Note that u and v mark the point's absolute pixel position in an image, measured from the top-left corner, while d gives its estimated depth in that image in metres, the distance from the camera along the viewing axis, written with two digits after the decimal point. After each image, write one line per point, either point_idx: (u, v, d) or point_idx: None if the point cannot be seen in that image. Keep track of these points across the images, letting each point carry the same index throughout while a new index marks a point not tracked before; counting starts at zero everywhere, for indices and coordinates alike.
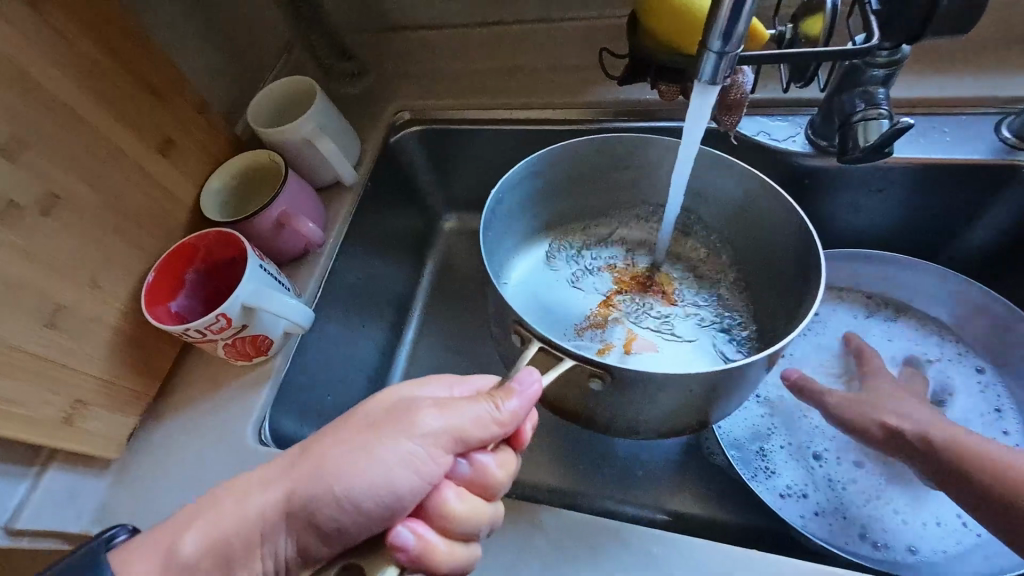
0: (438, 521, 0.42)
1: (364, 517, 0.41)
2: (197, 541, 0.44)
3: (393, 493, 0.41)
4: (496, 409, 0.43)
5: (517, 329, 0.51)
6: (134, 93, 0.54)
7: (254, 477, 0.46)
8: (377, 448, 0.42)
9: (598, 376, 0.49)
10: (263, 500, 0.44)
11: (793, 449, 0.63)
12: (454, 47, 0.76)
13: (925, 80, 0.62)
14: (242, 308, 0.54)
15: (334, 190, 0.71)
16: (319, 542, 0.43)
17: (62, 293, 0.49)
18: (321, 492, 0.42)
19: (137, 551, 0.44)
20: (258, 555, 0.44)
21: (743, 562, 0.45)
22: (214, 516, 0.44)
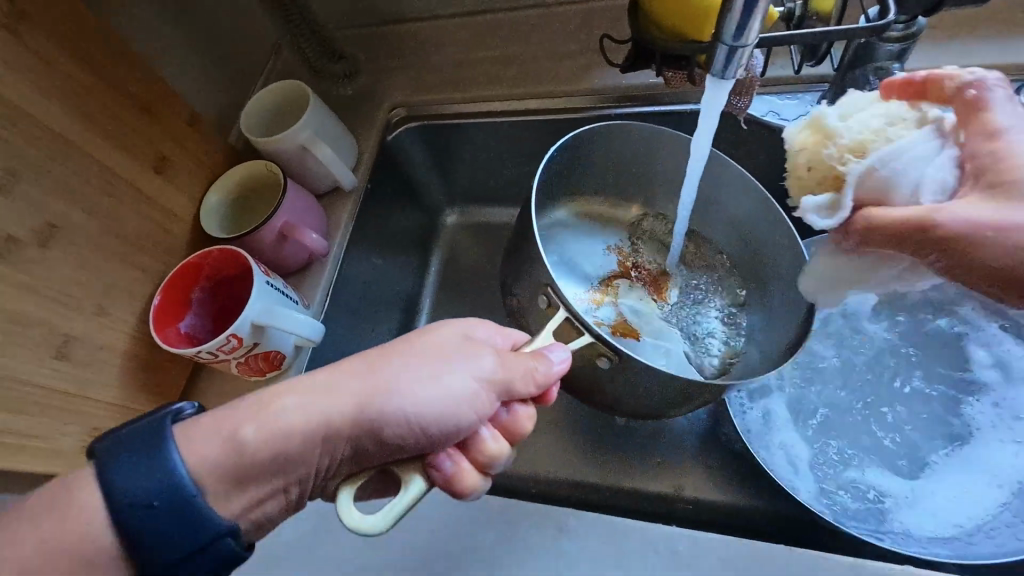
0: (476, 457, 0.40)
1: (429, 440, 0.38)
2: (260, 436, 0.35)
3: (457, 424, 0.38)
4: (549, 366, 0.42)
5: (547, 292, 0.50)
6: (120, 111, 0.53)
7: (311, 379, 0.38)
8: (446, 374, 0.38)
9: (606, 355, 0.48)
10: (328, 402, 0.36)
11: (817, 438, 0.62)
12: (447, 39, 0.74)
13: (938, 50, 0.60)
14: (252, 326, 0.53)
15: (334, 196, 0.69)
16: (379, 452, 0.38)
17: (70, 324, 0.49)
18: (392, 410, 0.36)
19: (198, 430, 0.34)
20: (320, 451, 0.36)
21: (779, 558, 0.45)
22: (275, 409, 0.35)
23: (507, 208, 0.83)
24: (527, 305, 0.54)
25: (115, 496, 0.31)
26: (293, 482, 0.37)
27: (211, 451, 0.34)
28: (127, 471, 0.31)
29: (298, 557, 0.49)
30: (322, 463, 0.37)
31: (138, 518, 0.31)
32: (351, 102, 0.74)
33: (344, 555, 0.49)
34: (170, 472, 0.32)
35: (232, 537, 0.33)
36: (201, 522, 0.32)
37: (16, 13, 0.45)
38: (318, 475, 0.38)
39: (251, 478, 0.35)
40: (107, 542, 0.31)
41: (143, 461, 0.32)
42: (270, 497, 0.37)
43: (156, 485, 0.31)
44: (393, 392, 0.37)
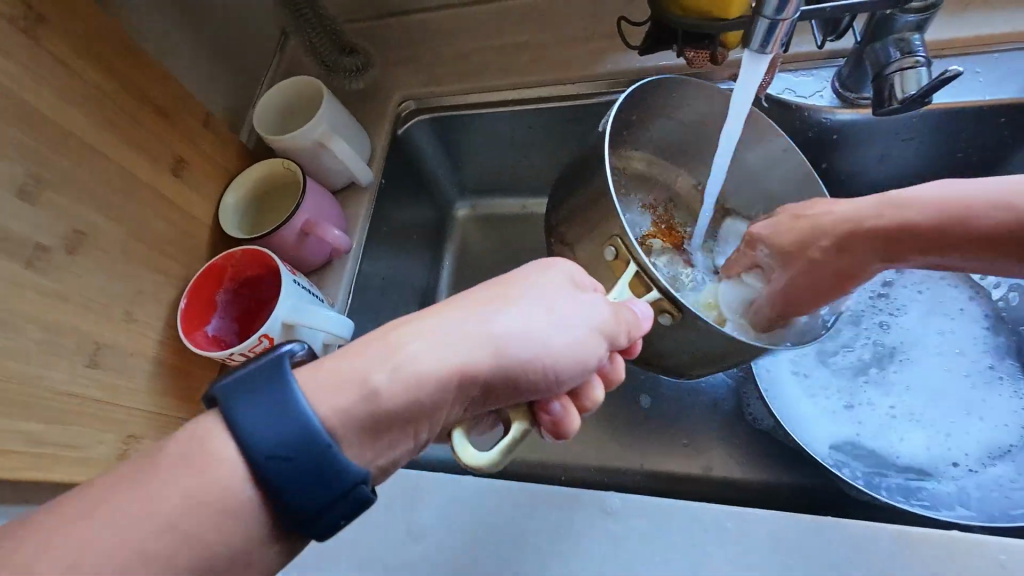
0: (581, 401, 0.41)
1: (557, 383, 0.37)
2: (392, 383, 0.33)
3: (586, 365, 0.38)
4: (637, 317, 0.42)
5: (615, 241, 0.50)
6: (137, 113, 0.52)
7: (432, 320, 0.36)
8: (570, 319, 0.38)
9: (669, 311, 0.48)
10: (459, 346, 0.35)
11: (851, 413, 0.63)
12: (456, 27, 0.73)
13: (952, 20, 0.60)
14: (282, 326, 0.53)
15: (351, 190, 0.69)
16: (509, 393, 0.37)
17: (100, 331, 0.48)
18: (525, 353, 0.36)
19: (324, 377, 0.33)
20: (451, 397, 0.35)
21: (825, 530, 0.45)
22: (405, 354, 0.34)
23: (520, 198, 0.83)
24: (587, 260, 0.54)
25: (255, 443, 0.29)
26: (424, 428, 0.35)
27: (350, 397, 0.32)
28: (264, 415, 0.30)
29: (343, 553, 0.50)
30: (451, 410, 0.36)
31: (276, 468, 0.29)
32: (362, 97, 0.73)
33: (388, 548, 0.49)
34: (300, 417, 0.30)
35: (365, 483, 0.31)
36: (336, 471, 0.30)
37: (33, 16, 0.44)
38: (445, 424, 0.37)
39: (381, 427, 0.33)
40: (245, 494, 0.30)
41: (278, 408, 0.30)
42: (401, 444, 0.36)
43: (287, 433, 0.29)
44: (526, 334, 0.36)
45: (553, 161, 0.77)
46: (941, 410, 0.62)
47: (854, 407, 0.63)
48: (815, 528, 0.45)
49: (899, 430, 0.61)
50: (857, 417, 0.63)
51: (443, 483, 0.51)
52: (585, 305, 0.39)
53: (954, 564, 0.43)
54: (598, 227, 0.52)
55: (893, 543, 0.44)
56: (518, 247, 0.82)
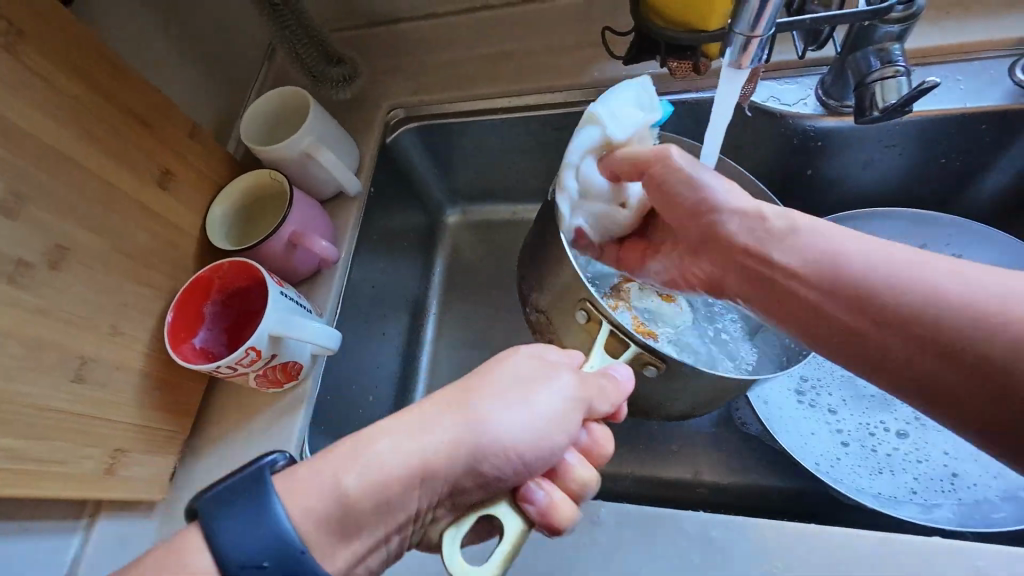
0: (567, 485, 0.40)
1: (524, 469, 0.37)
2: (362, 484, 0.34)
3: (554, 447, 0.38)
4: (616, 380, 0.44)
5: (585, 306, 0.50)
6: (122, 127, 0.52)
7: (400, 421, 0.37)
8: (536, 403, 0.38)
9: (652, 363, 0.49)
10: (427, 443, 0.36)
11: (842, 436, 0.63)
12: (442, 36, 0.73)
13: (933, 27, 0.60)
14: (269, 338, 0.53)
15: (340, 200, 0.69)
16: (476, 490, 0.37)
17: (85, 346, 0.48)
18: (491, 443, 0.37)
19: (299, 480, 0.34)
20: (419, 493, 0.36)
21: (809, 538, 0.46)
22: (376, 455, 0.35)
23: (510, 205, 0.83)
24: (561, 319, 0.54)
25: (231, 557, 0.31)
26: (395, 528, 0.36)
27: (320, 501, 0.34)
28: (238, 530, 0.31)
29: None
30: (419, 508, 0.36)
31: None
32: (351, 107, 0.73)
33: None
34: (276, 528, 0.32)
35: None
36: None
37: (13, 32, 0.44)
38: (416, 523, 0.37)
39: (352, 528, 0.34)
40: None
41: (257, 520, 0.32)
42: (373, 549, 0.36)
43: (264, 543, 0.31)
44: (492, 427, 0.37)
45: (541, 168, 0.77)
46: (947, 442, 0.61)
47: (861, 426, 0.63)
48: (798, 536, 0.46)
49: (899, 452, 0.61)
50: (859, 433, 0.63)
51: None
52: (549, 385, 0.40)
53: (935, 570, 0.43)
54: (567, 290, 0.52)
55: (874, 550, 0.45)
56: (509, 254, 0.82)
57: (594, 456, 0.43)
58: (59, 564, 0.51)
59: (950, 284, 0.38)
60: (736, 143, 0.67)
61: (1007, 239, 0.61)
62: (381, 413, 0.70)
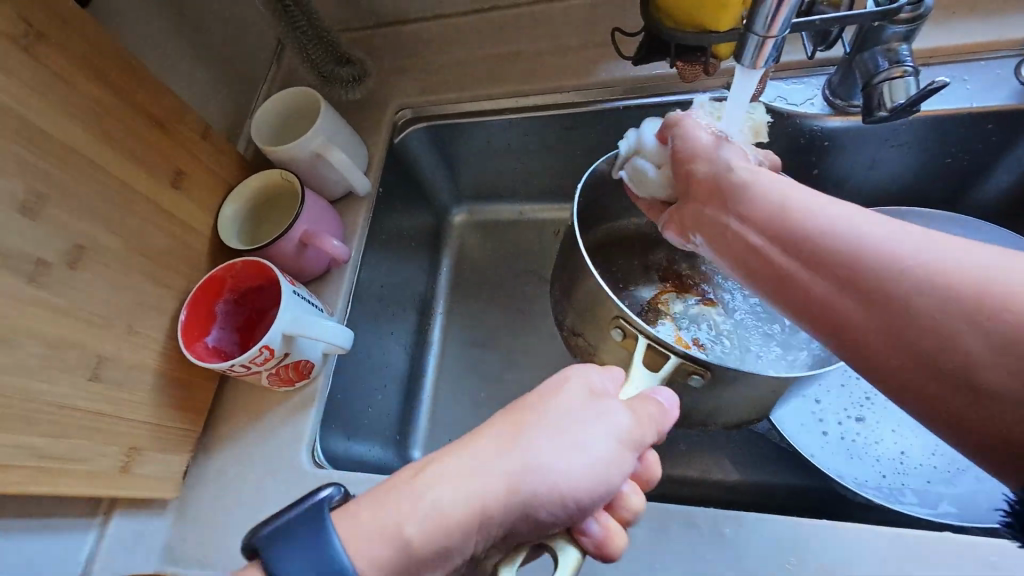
0: (618, 513, 0.40)
1: (580, 511, 0.37)
2: (422, 531, 0.34)
3: (606, 488, 0.37)
4: (659, 407, 0.42)
5: (619, 323, 0.51)
6: (137, 127, 0.52)
7: (453, 467, 0.36)
8: (584, 442, 0.38)
9: (697, 372, 0.48)
10: (482, 488, 0.35)
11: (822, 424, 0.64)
12: (450, 37, 0.74)
13: (939, 28, 0.61)
14: (283, 337, 0.53)
15: (349, 200, 0.69)
16: (531, 533, 0.37)
17: (103, 344, 0.48)
18: (546, 488, 0.36)
19: (360, 527, 0.34)
20: (476, 539, 0.35)
21: (820, 534, 0.46)
22: (433, 501, 0.35)
23: (517, 205, 0.84)
24: (597, 335, 0.54)
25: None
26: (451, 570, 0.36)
27: (379, 549, 0.33)
28: (302, 571, 0.32)
29: None
30: (476, 551, 0.36)
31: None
32: (360, 107, 0.74)
33: None
34: (336, 564, 0.32)
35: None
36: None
37: (33, 33, 0.44)
38: (472, 562, 0.37)
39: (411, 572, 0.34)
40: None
41: (318, 554, 0.32)
42: None
43: None
44: (543, 467, 0.36)
45: (549, 168, 0.78)
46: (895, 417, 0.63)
47: (843, 415, 0.64)
48: (809, 532, 0.46)
49: (878, 435, 0.63)
50: (841, 423, 0.64)
51: None
52: (599, 421, 0.39)
53: (946, 567, 0.44)
54: (599, 308, 0.52)
55: (885, 546, 0.45)
56: (516, 254, 0.82)
57: (641, 480, 0.43)
58: (74, 561, 0.52)
59: (956, 267, 0.31)
60: None
61: (1013, 237, 0.61)
62: (389, 412, 0.71)
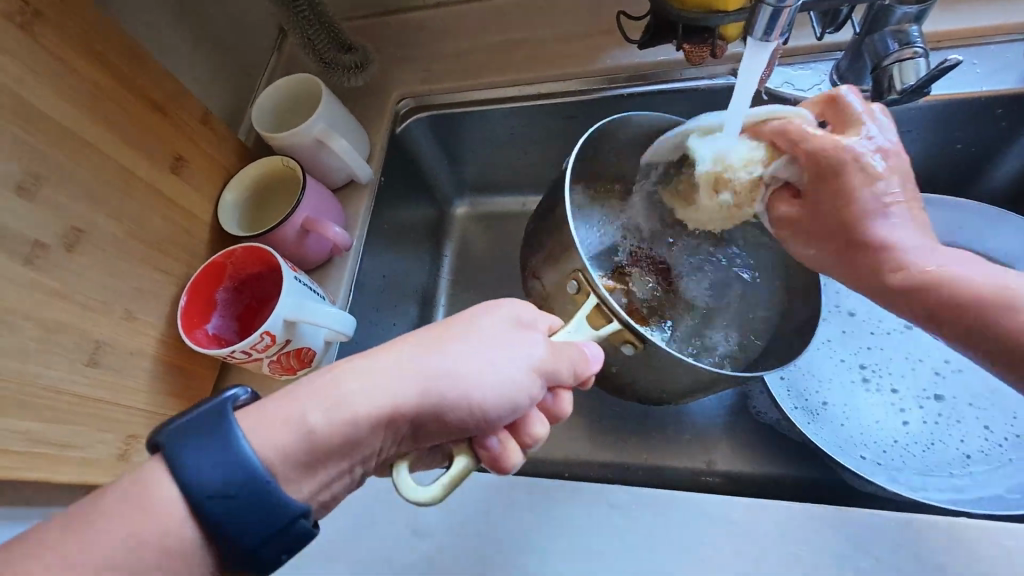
0: (521, 437, 0.39)
1: (486, 422, 0.35)
2: (327, 420, 0.32)
3: (516, 409, 0.36)
4: (585, 356, 0.41)
5: (576, 276, 0.50)
6: (135, 111, 0.51)
7: (371, 363, 0.34)
8: (506, 366, 0.36)
9: (630, 341, 0.48)
10: (393, 388, 0.33)
11: (844, 394, 0.63)
12: (453, 25, 0.73)
13: (948, 12, 0.60)
14: (283, 323, 0.52)
15: (351, 189, 0.68)
16: (440, 435, 0.35)
17: (100, 330, 0.48)
18: (459, 398, 0.34)
19: (262, 418, 0.32)
20: (382, 433, 0.34)
21: (830, 519, 0.45)
22: (341, 394, 0.33)
23: (519, 196, 0.83)
24: (553, 291, 0.53)
25: (193, 485, 0.29)
26: (358, 463, 0.35)
27: (280, 436, 0.32)
28: (198, 461, 0.30)
29: (341, 553, 0.49)
30: (385, 447, 0.35)
31: (219, 508, 0.29)
32: (362, 97, 0.73)
33: (394, 546, 0.49)
34: (238, 456, 0.30)
35: (306, 518, 0.32)
36: (279, 506, 0.30)
37: (30, 11, 0.44)
38: (382, 456, 0.36)
39: (320, 461, 0.33)
40: (190, 531, 0.30)
41: (215, 449, 0.30)
42: (340, 477, 0.35)
43: (228, 476, 0.30)
44: (461, 380, 0.34)
45: (552, 158, 0.77)
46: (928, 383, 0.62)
47: (921, 395, 0.62)
48: (820, 518, 0.46)
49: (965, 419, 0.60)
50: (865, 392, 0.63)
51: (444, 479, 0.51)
52: (524, 346, 0.37)
53: (958, 554, 0.43)
54: (559, 260, 0.51)
55: (897, 532, 0.44)
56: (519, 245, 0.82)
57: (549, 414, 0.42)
58: None
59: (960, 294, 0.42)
60: None
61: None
62: None
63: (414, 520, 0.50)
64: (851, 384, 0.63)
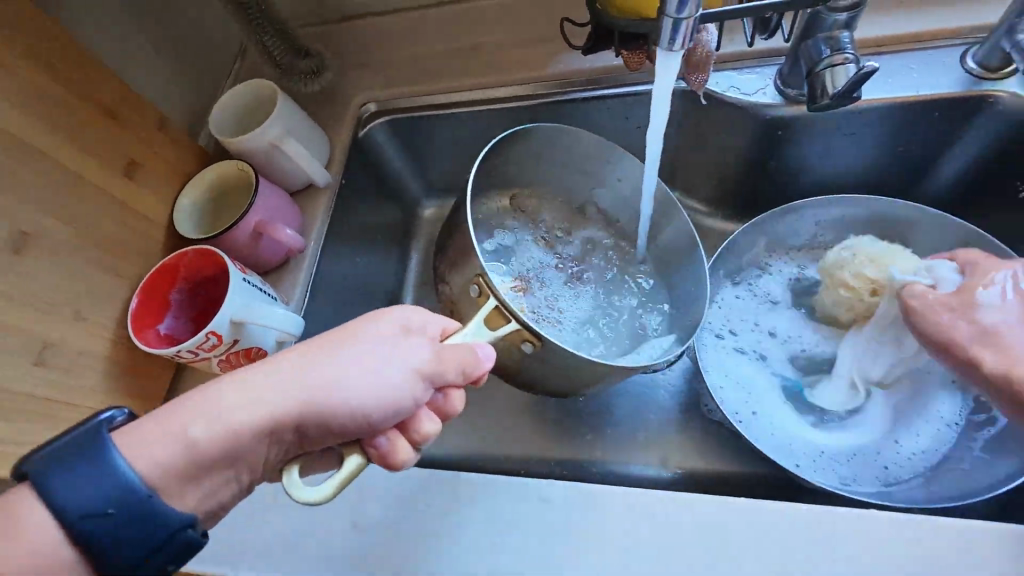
0: (409, 434, 0.41)
1: (370, 425, 0.38)
2: (209, 432, 0.34)
3: (400, 413, 0.39)
4: (476, 359, 0.43)
5: (478, 280, 0.50)
6: (86, 117, 0.53)
7: (260, 375, 0.36)
8: (391, 371, 0.38)
9: (529, 340, 0.49)
10: (277, 399, 0.36)
11: (766, 401, 0.65)
12: (411, 31, 0.75)
13: (889, 18, 0.61)
14: (230, 323, 0.54)
15: (310, 192, 0.70)
16: (325, 441, 0.38)
17: (49, 331, 0.49)
18: (341, 405, 0.37)
19: (143, 432, 0.33)
20: (267, 442, 0.36)
21: (759, 514, 0.47)
22: (223, 405, 0.35)
23: None
24: (459, 295, 0.53)
25: (64, 507, 0.30)
26: (245, 470, 0.37)
27: (162, 451, 0.33)
28: (68, 484, 0.30)
29: (287, 549, 0.50)
30: (271, 454, 0.37)
31: (94, 527, 0.30)
32: (321, 101, 0.74)
33: (337, 543, 0.50)
34: (114, 474, 0.31)
35: (193, 527, 0.33)
36: (160, 518, 0.32)
37: None
38: (268, 466, 0.38)
39: (201, 472, 0.34)
40: (66, 551, 0.30)
41: (88, 470, 0.31)
42: (225, 486, 0.36)
43: (105, 493, 0.30)
44: (343, 389, 0.37)
45: None
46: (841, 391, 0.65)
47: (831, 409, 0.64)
48: (749, 513, 0.47)
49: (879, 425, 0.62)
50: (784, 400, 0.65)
51: (390, 477, 0.52)
52: (408, 352, 0.40)
53: (879, 547, 0.45)
54: (462, 265, 0.52)
55: (821, 527, 0.46)
56: None
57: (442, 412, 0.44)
58: None
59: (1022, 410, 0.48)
60: (698, 133, 0.68)
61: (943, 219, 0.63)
62: None
63: (357, 517, 0.51)
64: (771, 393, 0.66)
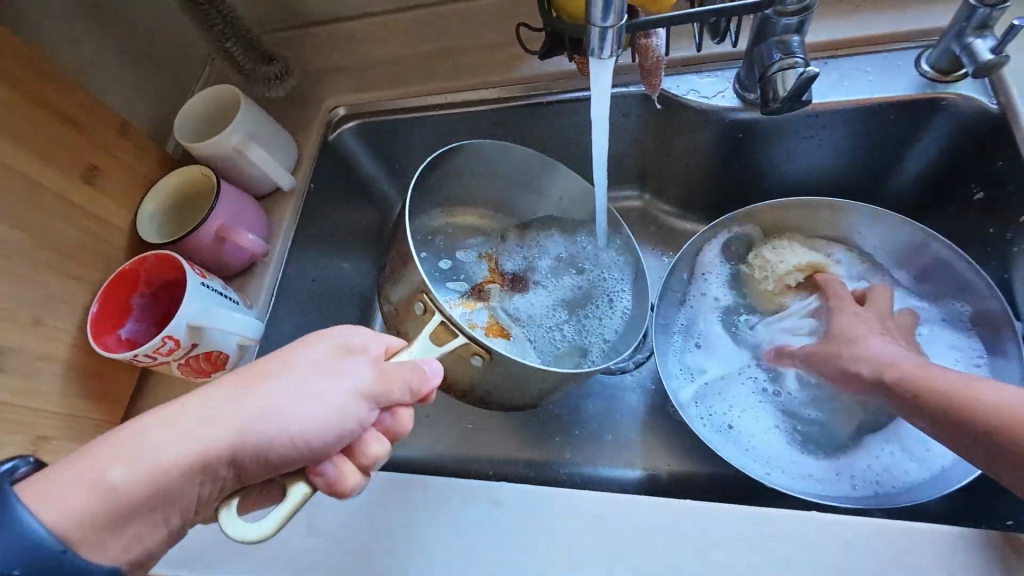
0: (357, 459, 0.41)
1: (310, 452, 0.38)
2: (131, 476, 0.34)
3: (341, 433, 0.39)
4: (422, 374, 0.44)
5: (422, 297, 0.51)
6: (43, 124, 0.53)
7: (188, 410, 0.37)
8: (328, 396, 0.39)
9: (478, 353, 0.50)
10: (208, 435, 0.36)
11: (732, 414, 0.65)
12: (377, 36, 0.75)
13: (844, 20, 0.62)
14: (188, 328, 0.54)
15: (276, 198, 0.70)
16: (262, 474, 0.38)
17: (6, 336, 0.50)
18: (276, 435, 0.37)
19: (58, 484, 0.32)
20: (200, 481, 0.36)
21: (703, 514, 0.47)
22: (151, 444, 0.35)
23: None
24: (403, 310, 0.54)
25: None
26: (176, 513, 0.36)
27: (81, 500, 0.32)
28: None
29: (243, 552, 0.51)
30: (204, 493, 0.37)
31: None
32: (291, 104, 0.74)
33: (294, 545, 0.51)
34: (23, 533, 0.30)
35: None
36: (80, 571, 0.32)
37: None
38: (205, 502, 0.37)
39: (125, 520, 0.33)
40: None
41: None
42: (154, 532, 0.35)
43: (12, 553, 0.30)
44: (278, 418, 0.38)
45: None
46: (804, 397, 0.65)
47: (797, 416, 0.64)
48: (694, 513, 0.48)
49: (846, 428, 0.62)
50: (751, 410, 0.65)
51: None
52: (346, 374, 0.41)
53: (820, 545, 0.45)
54: (404, 276, 0.53)
55: (764, 527, 0.46)
56: None
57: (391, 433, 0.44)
58: None
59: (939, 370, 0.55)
60: (661, 136, 0.68)
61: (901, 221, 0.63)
62: None
63: (314, 520, 0.51)
64: (737, 404, 0.65)
